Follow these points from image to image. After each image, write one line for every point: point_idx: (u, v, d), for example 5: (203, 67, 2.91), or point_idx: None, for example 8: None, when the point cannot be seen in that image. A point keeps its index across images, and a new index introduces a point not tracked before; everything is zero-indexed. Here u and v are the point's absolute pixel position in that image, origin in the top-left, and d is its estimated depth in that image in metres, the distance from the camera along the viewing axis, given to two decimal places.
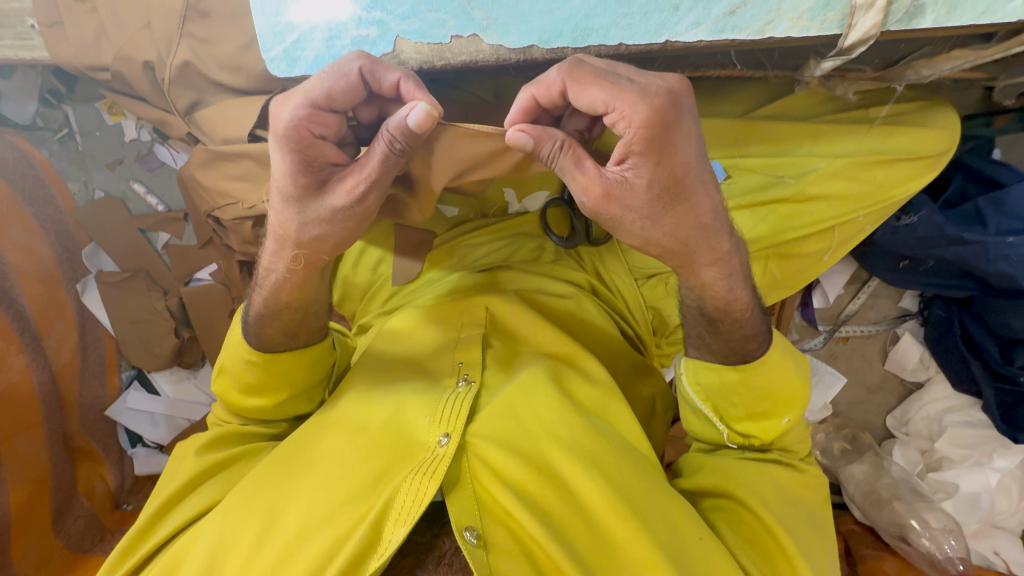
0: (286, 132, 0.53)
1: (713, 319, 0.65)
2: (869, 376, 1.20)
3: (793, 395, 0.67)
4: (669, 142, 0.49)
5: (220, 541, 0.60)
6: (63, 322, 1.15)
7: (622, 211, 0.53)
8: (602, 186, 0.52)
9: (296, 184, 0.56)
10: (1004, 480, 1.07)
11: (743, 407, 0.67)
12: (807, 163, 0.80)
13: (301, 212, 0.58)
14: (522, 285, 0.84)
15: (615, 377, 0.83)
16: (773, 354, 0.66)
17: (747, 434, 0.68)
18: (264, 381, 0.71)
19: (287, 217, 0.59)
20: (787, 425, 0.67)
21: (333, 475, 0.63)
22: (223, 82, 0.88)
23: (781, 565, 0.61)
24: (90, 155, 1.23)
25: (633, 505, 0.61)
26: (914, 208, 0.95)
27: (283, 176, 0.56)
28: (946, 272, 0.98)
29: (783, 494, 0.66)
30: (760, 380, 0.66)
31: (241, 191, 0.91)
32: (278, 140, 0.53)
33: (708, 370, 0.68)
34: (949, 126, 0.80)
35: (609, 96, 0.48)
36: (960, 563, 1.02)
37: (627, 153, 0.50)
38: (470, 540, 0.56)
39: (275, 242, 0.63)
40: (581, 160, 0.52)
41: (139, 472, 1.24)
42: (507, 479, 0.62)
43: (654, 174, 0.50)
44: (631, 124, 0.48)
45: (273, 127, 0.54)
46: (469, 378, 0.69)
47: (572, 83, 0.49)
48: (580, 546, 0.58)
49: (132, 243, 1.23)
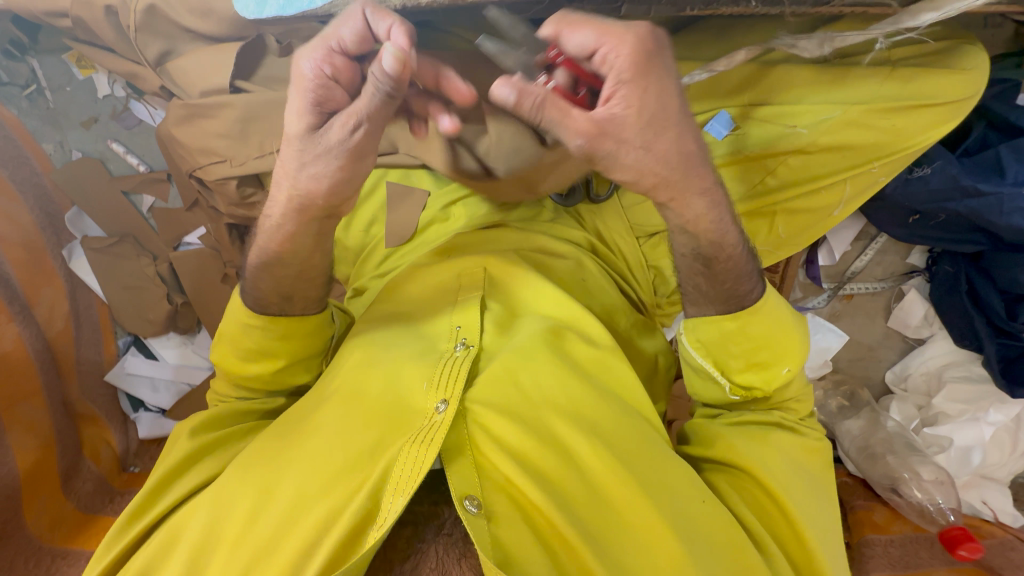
0: (304, 76, 0.53)
1: (707, 258, 0.64)
2: (870, 333, 1.19)
3: (789, 344, 0.68)
4: (656, 70, 0.49)
5: (217, 511, 0.60)
6: (53, 289, 1.13)
7: (616, 146, 0.51)
8: (594, 124, 0.49)
9: (306, 121, 0.55)
10: (998, 433, 1.08)
11: (741, 358, 0.68)
12: (821, 111, 0.77)
13: (299, 151, 0.56)
14: (523, 244, 0.81)
15: (625, 333, 0.80)
16: (767, 302, 0.67)
17: (749, 385, 0.69)
18: (272, 348, 0.70)
19: (288, 158, 0.57)
20: (787, 374, 0.68)
21: (328, 445, 0.62)
22: (194, 28, 0.83)
23: (779, 523, 0.63)
24: (63, 112, 1.17)
25: (634, 472, 0.61)
26: (928, 159, 0.91)
27: (294, 117, 0.55)
28: (955, 226, 0.96)
29: (788, 461, 0.66)
30: (756, 328, 0.66)
31: (223, 148, 0.85)
32: (294, 83, 0.53)
33: (706, 325, 0.68)
34: (976, 67, 0.75)
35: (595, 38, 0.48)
36: (951, 514, 1.04)
37: (618, 85, 0.49)
38: (471, 510, 0.55)
39: (276, 187, 0.61)
40: (567, 108, 0.49)
41: (144, 436, 1.22)
42: (509, 449, 0.61)
43: (641, 100, 0.49)
44: (621, 54, 0.48)
45: (293, 72, 0.53)
46: (467, 342, 0.67)
47: (624, 51, 0.48)
48: (580, 511, 0.58)
49: (115, 206, 1.18)
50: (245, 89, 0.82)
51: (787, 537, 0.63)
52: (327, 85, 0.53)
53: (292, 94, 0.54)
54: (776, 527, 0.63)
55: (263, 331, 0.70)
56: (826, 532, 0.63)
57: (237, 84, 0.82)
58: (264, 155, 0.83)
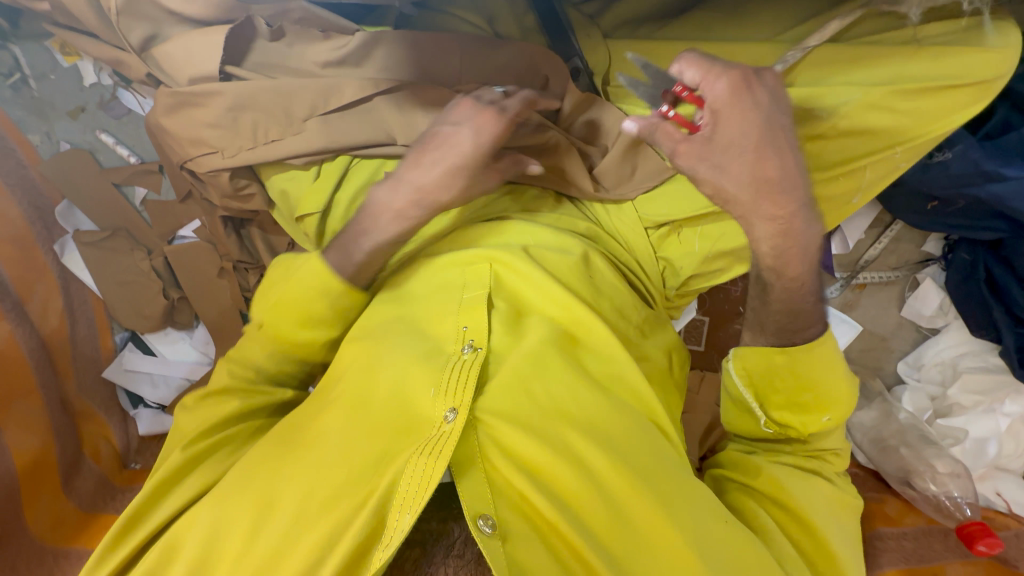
0: (495, 119, 0.66)
1: (764, 284, 0.63)
2: (883, 323, 1.16)
3: (838, 391, 0.67)
4: (744, 102, 0.56)
5: (217, 526, 0.58)
6: (46, 285, 1.10)
7: (711, 166, 0.57)
8: (689, 147, 0.57)
9: (476, 157, 0.66)
10: (1014, 425, 1.06)
11: (784, 393, 0.67)
12: (841, 94, 0.73)
13: (467, 173, 0.67)
14: (531, 239, 0.76)
15: (634, 326, 0.77)
16: (824, 342, 0.65)
17: (785, 423, 0.68)
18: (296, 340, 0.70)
19: (453, 174, 0.67)
20: (826, 423, 0.67)
21: (331, 456, 0.59)
22: (179, 11, 0.79)
23: (809, 548, 0.64)
24: (49, 102, 1.13)
25: (652, 487, 0.59)
26: (949, 143, 0.87)
27: (475, 144, 0.66)
28: (976, 213, 0.93)
29: (821, 496, 0.67)
30: (811, 367, 0.65)
31: (217, 139, 0.81)
32: (493, 123, 0.66)
33: (758, 356, 0.67)
34: (1008, 44, 0.71)
35: (703, 72, 0.57)
36: (967, 508, 1.02)
37: (712, 113, 0.57)
38: (485, 530, 0.52)
39: (412, 191, 0.67)
40: (670, 132, 0.58)
41: (143, 432, 1.19)
42: (523, 462, 0.59)
43: (733, 127, 0.56)
44: (720, 90, 0.56)
45: (488, 115, 0.66)
46: (474, 345, 0.65)
47: (719, 89, 0.56)
48: (596, 528, 0.56)
49: (107, 199, 1.15)
50: (238, 76, 0.78)
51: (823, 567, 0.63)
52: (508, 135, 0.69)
53: (481, 128, 0.66)
54: (806, 554, 0.63)
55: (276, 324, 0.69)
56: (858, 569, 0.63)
57: (228, 70, 0.78)
58: (258, 146, 0.81)
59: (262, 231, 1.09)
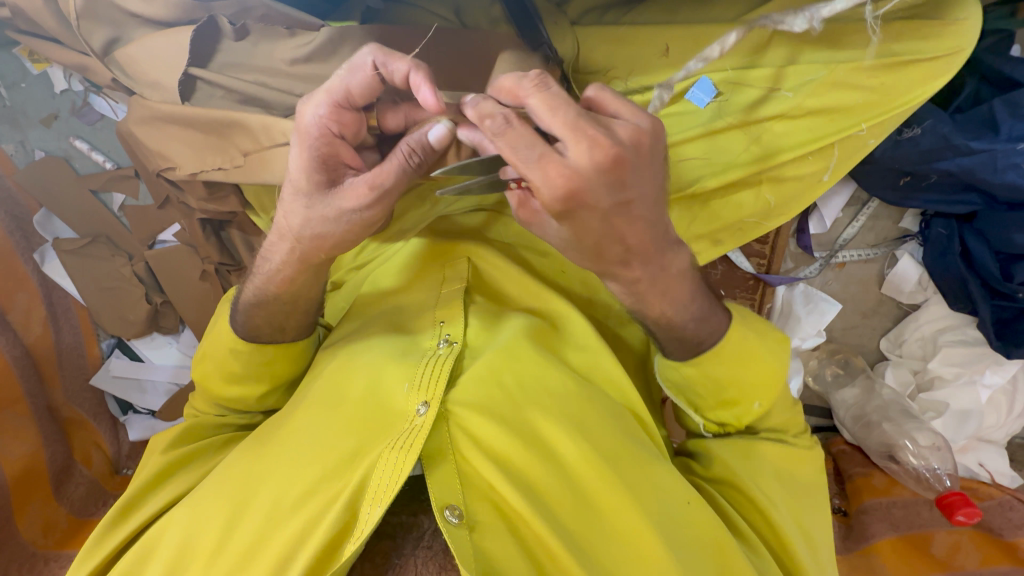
0: (307, 128, 0.56)
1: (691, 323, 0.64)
2: (865, 301, 1.16)
3: (767, 383, 0.66)
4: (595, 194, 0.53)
5: (190, 526, 0.59)
6: (28, 294, 1.11)
7: None
8: None
9: (312, 182, 0.57)
10: (995, 396, 1.07)
11: (709, 399, 0.67)
12: (806, 73, 0.75)
13: (306, 206, 0.58)
14: (506, 234, 0.78)
15: (604, 316, 0.75)
16: (732, 337, 0.64)
17: (723, 421, 0.70)
18: (246, 370, 0.70)
19: (296, 211, 0.59)
20: (759, 409, 0.67)
21: (306, 453, 0.60)
22: (140, 13, 0.79)
23: (769, 533, 0.64)
24: (22, 111, 1.13)
25: (624, 478, 0.60)
26: (918, 119, 0.89)
27: (299, 171, 0.57)
28: (948, 186, 0.94)
29: (791, 491, 0.67)
30: (719, 371, 0.64)
31: (183, 155, 0.84)
32: (300, 138, 0.56)
33: (671, 368, 0.67)
34: (970, 18, 0.74)
35: (566, 130, 0.43)
36: (948, 479, 1.03)
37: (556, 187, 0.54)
38: (451, 520, 0.53)
39: (278, 231, 0.62)
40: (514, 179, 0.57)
41: (134, 438, 1.18)
42: (494, 454, 0.59)
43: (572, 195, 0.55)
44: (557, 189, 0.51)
45: (298, 126, 0.56)
46: (450, 339, 0.65)
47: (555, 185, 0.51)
48: (565, 519, 0.57)
49: (85, 205, 1.14)
50: (203, 78, 0.78)
51: (785, 556, 0.64)
52: (331, 140, 0.56)
53: (296, 145, 0.57)
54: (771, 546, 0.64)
55: (246, 357, 0.69)
56: (820, 549, 0.65)
57: (193, 73, 0.78)
58: (221, 168, 0.82)
59: (241, 232, 1.08)
